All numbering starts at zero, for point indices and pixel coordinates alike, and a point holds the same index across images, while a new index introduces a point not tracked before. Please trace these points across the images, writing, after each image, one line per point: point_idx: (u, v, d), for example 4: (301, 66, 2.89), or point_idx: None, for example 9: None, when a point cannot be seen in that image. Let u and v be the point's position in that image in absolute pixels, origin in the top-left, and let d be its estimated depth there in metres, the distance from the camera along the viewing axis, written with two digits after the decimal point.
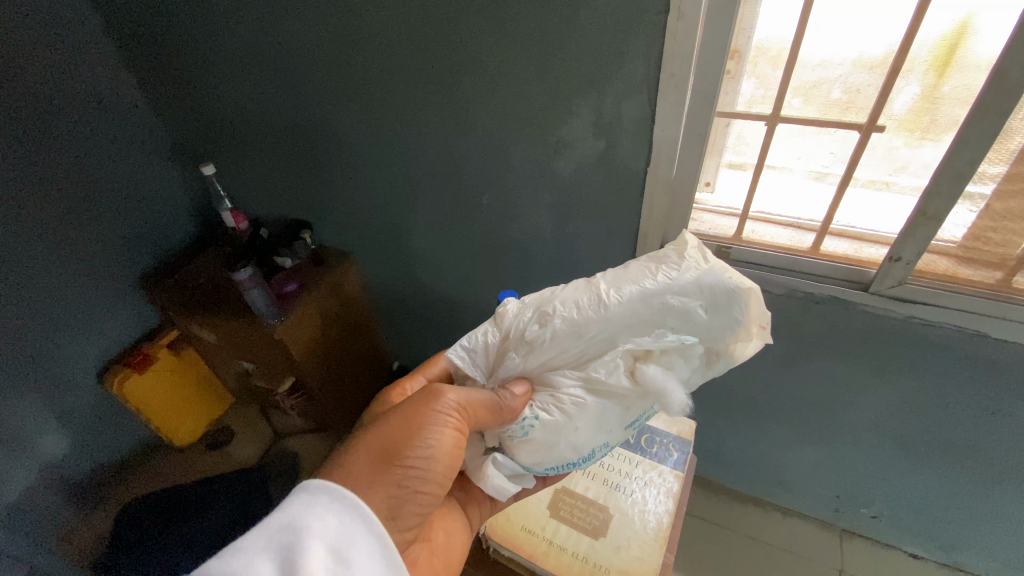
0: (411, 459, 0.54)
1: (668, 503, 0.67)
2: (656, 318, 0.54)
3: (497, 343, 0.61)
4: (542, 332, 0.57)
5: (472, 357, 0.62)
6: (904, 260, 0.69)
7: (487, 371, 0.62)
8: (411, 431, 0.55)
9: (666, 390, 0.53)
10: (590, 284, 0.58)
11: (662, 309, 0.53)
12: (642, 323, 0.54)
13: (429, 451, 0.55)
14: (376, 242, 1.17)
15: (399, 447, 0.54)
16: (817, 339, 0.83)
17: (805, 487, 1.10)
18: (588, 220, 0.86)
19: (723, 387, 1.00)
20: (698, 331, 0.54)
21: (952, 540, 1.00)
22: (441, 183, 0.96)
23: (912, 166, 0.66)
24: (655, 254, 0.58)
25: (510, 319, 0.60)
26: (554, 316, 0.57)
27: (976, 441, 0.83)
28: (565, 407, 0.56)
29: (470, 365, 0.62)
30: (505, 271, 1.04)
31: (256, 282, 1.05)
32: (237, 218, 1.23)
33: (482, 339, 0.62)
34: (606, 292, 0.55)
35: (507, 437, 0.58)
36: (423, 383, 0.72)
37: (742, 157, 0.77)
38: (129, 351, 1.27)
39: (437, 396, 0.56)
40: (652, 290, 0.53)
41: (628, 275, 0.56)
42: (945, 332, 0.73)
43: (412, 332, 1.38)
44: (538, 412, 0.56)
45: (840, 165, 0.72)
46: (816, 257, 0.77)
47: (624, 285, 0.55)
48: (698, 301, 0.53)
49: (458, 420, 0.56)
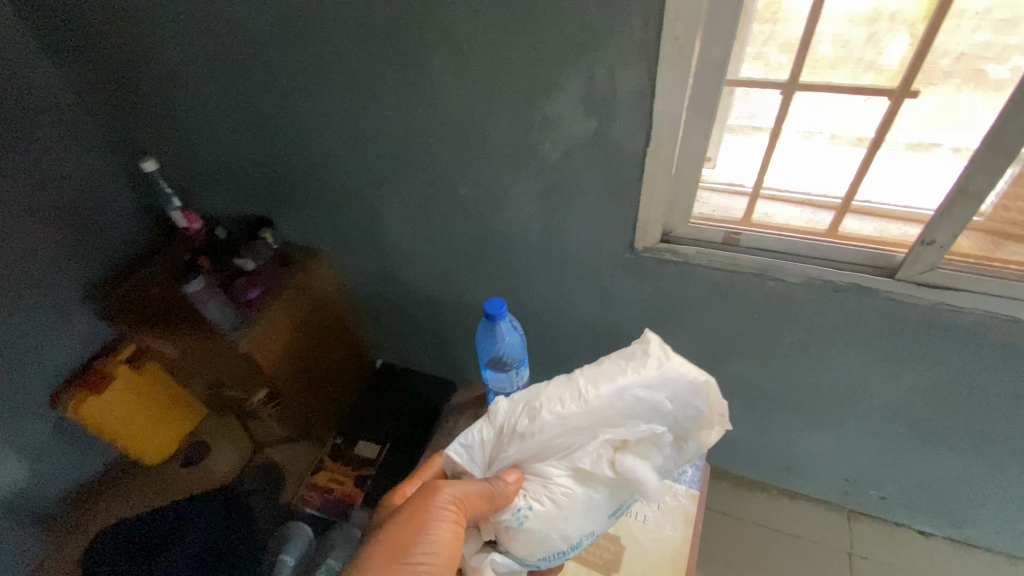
0: (416, 556, 0.55)
1: (684, 529, 0.63)
2: (632, 411, 0.59)
3: (489, 439, 0.62)
4: (532, 426, 0.59)
5: (469, 454, 0.62)
6: (938, 243, 0.62)
7: (481, 467, 0.62)
8: (413, 528, 0.56)
9: (645, 479, 0.57)
10: (570, 380, 0.61)
11: (634, 402, 0.59)
12: (621, 416, 0.59)
13: (433, 546, 0.55)
14: (346, 237, 1.06)
15: (403, 545, 0.55)
16: (833, 328, 0.76)
17: (814, 472, 1.05)
18: (579, 209, 0.77)
19: (728, 378, 0.93)
20: (665, 421, 0.60)
21: (963, 518, 0.97)
22: (412, 171, 0.85)
23: (951, 124, 0.58)
24: (622, 350, 0.63)
25: (502, 413, 0.61)
26: (542, 410, 0.59)
27: (998, 425, 0.78)
28: (556, 500, 0.59)
29: (468, 463, 0.62)
30: (488, 265, 0.94)
31: (210, 293, 0.99)
32: (190, 217, 1.08)
33: (476, 436, 0.63)
34: (587, 388, 0.59)
35: (502, 530, 0.59)
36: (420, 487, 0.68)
37: (757, 121, 0.67)
38: (83, 369, 1.15)
39: (434, 491, 0.57)
40: (626, 385, 0.58)
41: (603, 370, 0.60)
42: (975, 317, 0.67)
43: (393, 330, 1.28)
44: (531, 504, 0.58)
45: (871, 127, 0.62)
46: (834, 239, 0.70)
47: (602, 381, 0.59)
48: (663, 395, 0.59)
49: (455, 517, 0.56)
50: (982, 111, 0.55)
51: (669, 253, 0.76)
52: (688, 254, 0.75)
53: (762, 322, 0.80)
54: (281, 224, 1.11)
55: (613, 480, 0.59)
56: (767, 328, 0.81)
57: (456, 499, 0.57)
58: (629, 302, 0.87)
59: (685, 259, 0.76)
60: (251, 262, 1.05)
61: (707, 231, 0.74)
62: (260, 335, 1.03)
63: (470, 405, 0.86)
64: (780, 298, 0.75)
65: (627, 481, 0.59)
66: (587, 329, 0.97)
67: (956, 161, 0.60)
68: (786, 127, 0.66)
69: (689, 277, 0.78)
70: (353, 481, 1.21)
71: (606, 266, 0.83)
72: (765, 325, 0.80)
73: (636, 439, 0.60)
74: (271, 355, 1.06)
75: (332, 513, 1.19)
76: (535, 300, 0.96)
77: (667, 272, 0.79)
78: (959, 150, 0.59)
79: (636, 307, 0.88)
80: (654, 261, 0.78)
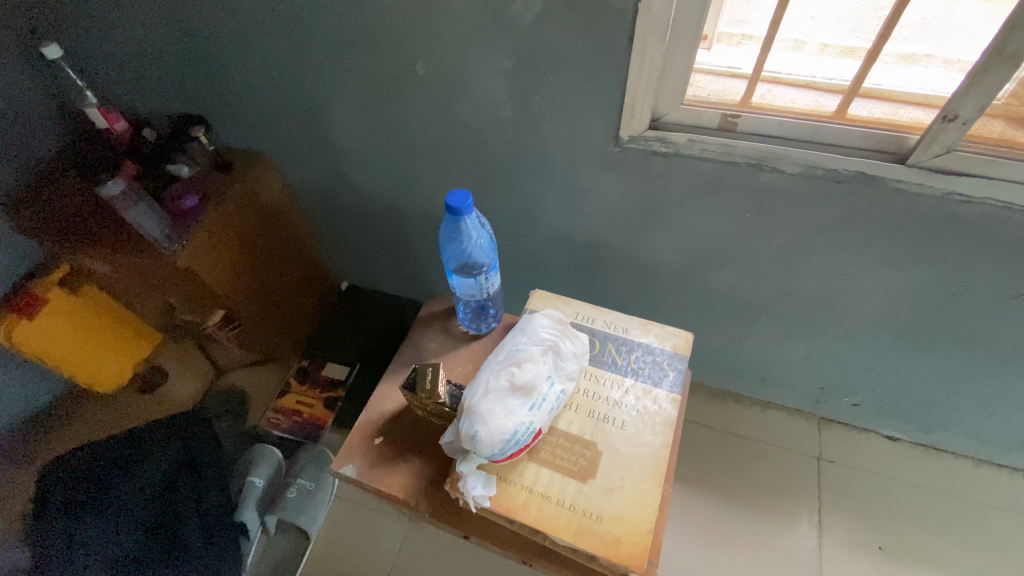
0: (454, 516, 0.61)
1: (665, 433, 0.60)
2: (594, 325, 0.69)
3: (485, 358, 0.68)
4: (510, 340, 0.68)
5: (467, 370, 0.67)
6: (961, 119, 0.55)
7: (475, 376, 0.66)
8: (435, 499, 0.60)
9: (583, 335, 0.65)
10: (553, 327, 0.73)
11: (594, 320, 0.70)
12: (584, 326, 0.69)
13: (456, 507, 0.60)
14: (293, 136, 0.93)
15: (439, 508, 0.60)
16: (829, 225, 0.70)
17: (789, 382, 1.05)
18: (556, 90, 0.67)
19: (711, 286, 0.88)
20: (620, 331, 0.68)
21: (930, 422, 0.99)
22: (361, 47, 0.72)
23: (956, 32, 0.54)
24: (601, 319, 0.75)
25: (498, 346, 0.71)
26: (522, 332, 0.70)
27: (983, 327, 0.76)
28: (510, 362, 0.61)
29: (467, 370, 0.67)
30: (455, 166, 0.84)
31: (134, 199, 0.87)
32: (110, 117, 0.89)
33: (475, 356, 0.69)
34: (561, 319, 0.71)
35: (470, 395, 0.58)
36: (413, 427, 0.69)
37: (749, 29, 0.60)
38: (13, 291, 0.92)
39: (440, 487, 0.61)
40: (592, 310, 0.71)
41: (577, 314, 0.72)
42: (983, 209, 0.62)
43: (356, 249, 1.19)
44: (492, 368, 0.61)
45: (869, 37, 0.57)
46: (842, 122, 0.62)
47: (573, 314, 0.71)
48: (617, 317, 0.70)
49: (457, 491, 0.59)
50: (993, 23, 0.51)
51: (657, 142, 0.68)
52: (679, 143, 0.67)
53: (753, 222, 0.74)
54: (217, 124, 0.97)
55: (561, 340, 0.64)
56: (757, 229, 0.75)
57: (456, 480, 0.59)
58: (610, 205, 0.79)
59: (675, 149, 0.68)
60: (186, 169, 0.94)
61: (703, 113, 0.65)
62: (204, 251, 0.93)
63: (436, 318, 0.80)
64: (776, 192, 0.69)
65: (574, 344, 0.64)
66: (563, 239, 0.89)
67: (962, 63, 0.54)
68: (782, 35, 0.60)
69: (679, 171, 0.70)
70: (322, 403, 1.20)
71: (586, 162, 0.74)
72: (756, 225, 0.74)
73: (595, 338, 0.68)
74: (219, 275, 0.97)
75: (301, 434, 1.17)
76: (507, 206, 0.87)
77: (654, 166, 0.71)
78: (962, 68, 0.55)
79: (617, 211, 0.80)
80: (640, 153, 0.70)
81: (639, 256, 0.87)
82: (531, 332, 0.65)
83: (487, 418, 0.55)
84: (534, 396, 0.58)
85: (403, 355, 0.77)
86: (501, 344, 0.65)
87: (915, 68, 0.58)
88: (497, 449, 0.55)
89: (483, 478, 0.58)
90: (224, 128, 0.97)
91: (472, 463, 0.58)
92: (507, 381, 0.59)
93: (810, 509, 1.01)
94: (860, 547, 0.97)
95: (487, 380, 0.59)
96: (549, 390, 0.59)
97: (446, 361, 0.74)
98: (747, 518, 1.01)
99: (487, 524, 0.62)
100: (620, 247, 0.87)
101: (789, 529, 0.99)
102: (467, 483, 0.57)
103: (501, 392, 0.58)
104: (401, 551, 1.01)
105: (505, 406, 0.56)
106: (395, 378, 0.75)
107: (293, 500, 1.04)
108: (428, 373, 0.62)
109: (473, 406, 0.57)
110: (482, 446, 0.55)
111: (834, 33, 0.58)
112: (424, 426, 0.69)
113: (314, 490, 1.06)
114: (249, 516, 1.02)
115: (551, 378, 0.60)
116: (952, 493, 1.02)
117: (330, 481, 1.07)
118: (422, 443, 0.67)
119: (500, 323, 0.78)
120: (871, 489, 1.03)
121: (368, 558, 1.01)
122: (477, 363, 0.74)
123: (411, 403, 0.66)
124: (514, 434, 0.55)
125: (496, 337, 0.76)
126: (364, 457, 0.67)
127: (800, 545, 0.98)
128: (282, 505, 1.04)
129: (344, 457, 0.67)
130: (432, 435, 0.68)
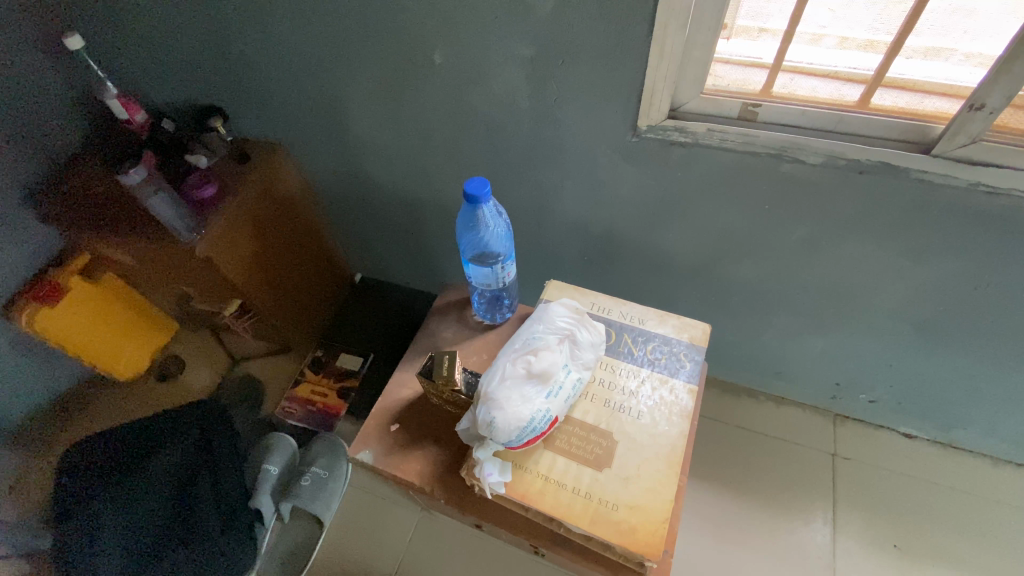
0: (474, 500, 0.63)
1: (682, 423, 0.60)
2: (610, 311, 0.70)
3: None
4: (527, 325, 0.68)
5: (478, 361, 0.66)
6: (988, 108, 0.54)
7: None
8: None
9: (597, 323, 0.65)
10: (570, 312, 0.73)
11: (610, 307, 0.70)
12: (601, 313, 0.70)
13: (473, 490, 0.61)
14: (312, 127, 0.94)
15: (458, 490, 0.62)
16: (849, 217, 0.70)
17: (804, 377, 1.04)
18: (574, 79, 0.66)
19: (726, 279, 0.87)
20: (637, 320, 0.68)
21: (947, 418, 0.98)
22: (378, 35, 0.72)
23: (981, 26, 0.52)
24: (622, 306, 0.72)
25: None
26: None
27: (1003, 322, 0.75)
28: (526, 352, 0.61)
29: None
30: (471, 155, 0.84)
31: (155, 186, 0.86)
32: (130, 108, 0.88)
33: None
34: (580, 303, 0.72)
35: (486, 384, 0.59)
36: (430, 415, 0.69)
37: (767, 23, 0.59)
38: (33, 280, 0.94)
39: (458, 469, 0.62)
40: (611, 303, 0.70)
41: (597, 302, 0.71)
42: (1010, 201, 0.60)
43: (370, 240, 1.20)
44: (508, 358, 0.61)
45: (891, 30, 0.56)
46: (864, 112, 0.61)
47: (593, 299, 0.71)
48: (639, 313, 0.69)
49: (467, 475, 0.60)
50: (1014, 16, 0.51)
51: (676, 133, 0.68)
52: (699, 133, 0.67)
53: (773, 214, 0.73)
54: (234, 113, 0.97)
55: (574, 328, 0.64)
56: (777, 221, 0.74)
57: (468, 466, 0.60)
58: (627, 196, 0.79)
59: (694, 139, 0.67)
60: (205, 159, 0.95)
61: (723, 103, 0.64)
62: (219, 238, 0.93)
63: (452, 308, 0.80)
64: (797, 183, 0.68)
65: (588, 329, 0.64)
66: (578, 230, 0.89)
67: (993, 45, 0.53)
68: (800, 30, 0.59)
69: (699, 162, 0.70)
70: (336, 392, 1.20)
71: (603, 153, 0.74)
72: (775, 218, 0.74)
73: (610, 326, 0.68)
74: (238, 266, 0.99)
75: (314, 424, 1.17)
76: (523, 197, 0.87)
77: (674, 157, 0.71)
78: (982, 62, 0.54)
79: (634, 202, 0.80)
80: (659, 143, 0.70)
81: (655, 248, 0.87)
82: (548, 321, 0.65)
83: (504, 408, 0.55)
84: (549, 383, 0.58)
85: (420, 344, 0.77)
86: (517, 333, 0.65)
87: (936, 61, 0.57)
88: (513, 436, 0.55)
89: (489, 465, 0.58)
90: (241, 118, 0.97)
91: (488, 449, 0.58)
92: (524, 369, 0.59)
93: (824, 505, 1.01)
94: (875, 545, 0.96)
95: (503, 370, 0.59)
96: (565, 378, 0.59)
97: (462, 349, 0.75)
98: (759, 513, 1.00)
99: (503, 511, 0.62)
100: (636, 239, 0.86)
101: (802, 525, 0.99)
102: (483, 470, 0.58)
103: (518, 380, 0.58)
104: (412, 541, 1.02)
105: (522, 393, 0.57)
106: (411, 366, 0.75)
107: (307, 488, 1.03)
108: (445, 361, 0.62)
109: (490, 397, 0.57)
110: (501, 432, 0.55)
111: (854, 26, 0.57)
112: (440, 414, 0.69)
113: (327, 479, 1.05)
114: (264, 502, 1.00)
115: (567, 367, 0.60)
116: (969, 493, 1.00)
117: (343, 469, 1.07)
118: (438, 431, 0.68)
119: (515, 313, 0.78)
120: (886, 486, 1.02)
121: (380, 547, 1.02)
122: (492, 352, 0.74)
123: (427, 391, 0.66)
124: (531, 421, 0.56)
125: (512, 327, 0.76)
126: (380, 444, 0.68)
127: (813, 540, 0.97)
128: (297, 492, 1.03)
129: (362, 444, 0.68)
130: (446, 423, 0.68)
